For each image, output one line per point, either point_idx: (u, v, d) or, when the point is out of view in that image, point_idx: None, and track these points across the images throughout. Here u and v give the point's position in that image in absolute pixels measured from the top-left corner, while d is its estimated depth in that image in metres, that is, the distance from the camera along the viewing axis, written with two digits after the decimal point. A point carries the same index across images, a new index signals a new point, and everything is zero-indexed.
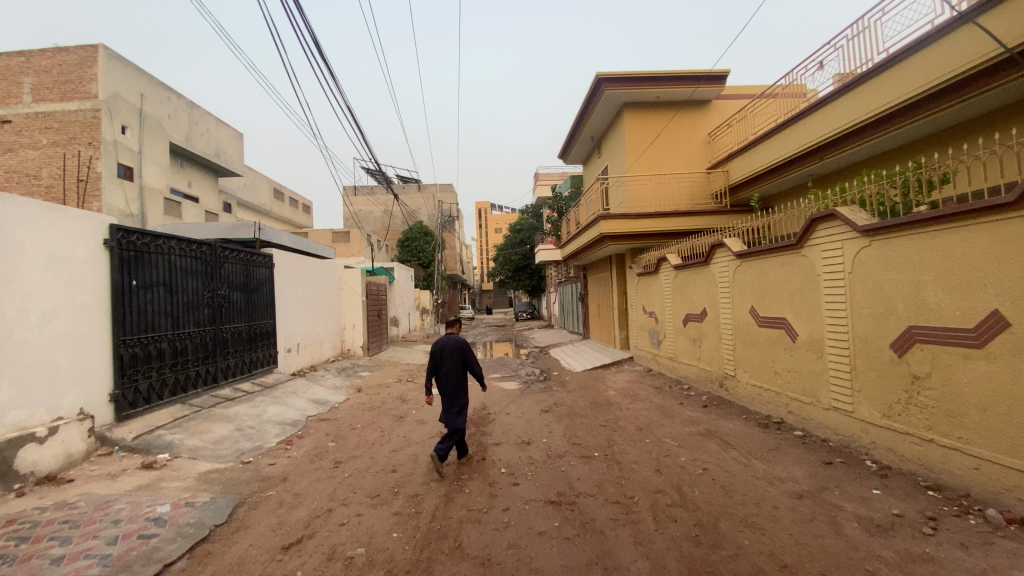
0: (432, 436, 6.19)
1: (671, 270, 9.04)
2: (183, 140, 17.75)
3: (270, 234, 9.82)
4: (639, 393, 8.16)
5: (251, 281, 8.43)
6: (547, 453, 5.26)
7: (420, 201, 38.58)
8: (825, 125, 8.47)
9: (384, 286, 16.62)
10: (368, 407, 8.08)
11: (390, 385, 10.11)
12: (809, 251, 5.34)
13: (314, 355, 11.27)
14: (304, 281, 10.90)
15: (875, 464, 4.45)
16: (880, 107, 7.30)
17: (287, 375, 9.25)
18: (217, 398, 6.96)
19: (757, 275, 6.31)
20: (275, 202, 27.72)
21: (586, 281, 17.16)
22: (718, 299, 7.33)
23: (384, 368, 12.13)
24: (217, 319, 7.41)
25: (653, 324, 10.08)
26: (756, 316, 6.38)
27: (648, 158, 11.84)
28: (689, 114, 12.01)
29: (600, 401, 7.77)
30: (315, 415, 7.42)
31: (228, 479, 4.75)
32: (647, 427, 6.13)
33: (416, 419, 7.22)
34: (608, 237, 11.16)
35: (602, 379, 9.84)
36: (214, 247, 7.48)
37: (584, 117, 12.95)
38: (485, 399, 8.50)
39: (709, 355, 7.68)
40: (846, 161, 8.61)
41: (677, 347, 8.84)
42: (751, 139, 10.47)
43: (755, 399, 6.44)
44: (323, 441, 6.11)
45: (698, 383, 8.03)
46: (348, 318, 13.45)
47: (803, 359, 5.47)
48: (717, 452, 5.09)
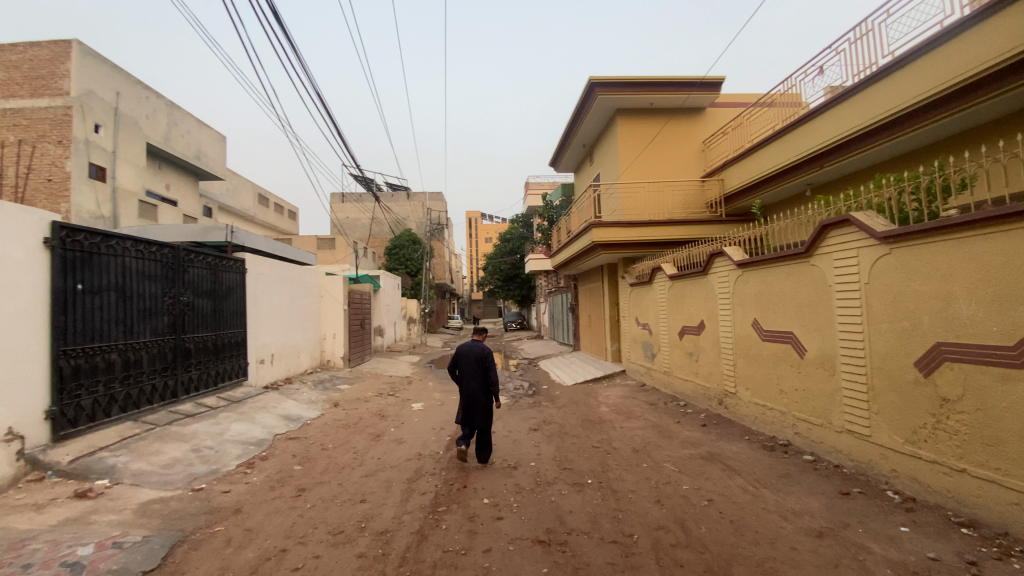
0: (408, 458, 5.66)
1: (666, 280, 8.63)
2: (161, 141, 17.14)
3: (244, 238, 9.26)
4: (633, 410, 7.69)
5: (220, 287, 7.87)
6: (536, 480, 4.76)
7: (409, 209, 38.10)
8: (828, 131, 8.16)
9: (368, 294, 16.07)
10: (343, 424, 7.53)
11: (370, 400, 9.54)
12: (818, 261, 4.94)
13: (290, 367, 10.67)
14: (280, 288, 10.34)
15: (897, 495, 4.01)
16: (888, 112, 6.99)
17: (258, 389, 8.66)
18: (174, 415, 6.37)
19: (760, 286, 5.91)
20: (259, 208, 27.07)
21: (577, 292, 16.75)
22: (716, 311, 6.92)
23: (364, 380, 11.55)
24: (179, 328, 6.84)
25: (647, 337, 9.65)
26: (759, 330, 5.96)
27: (642, 165, 11.48)
28: (684, 122, 11.69)
29: (591, 419, 7.27)
30: (284, 433, 6.84)
31: (172, 511, 4.18)
32: (643, 449, 5.65)
33: (394, 438, 6.67)
34: (601, 246, 10.75)
35: (593, 394, 9.37)
36: (178, 249, 6.93)
37: (576, 124, 12.60)
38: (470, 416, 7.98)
39: (707, 370, 7.25)
40: (848, 168, 8.29)
41: (673, 361, 8.41)
42: (748, 147, 10.14)
43: (758, 419, 6.00)
44: (288, 464, 5.55)
45: (695, 400, 7.59)
46: (329, 327, 12.87)
47: (813, 377, 5.05)
48: (721, 480, 4.63)
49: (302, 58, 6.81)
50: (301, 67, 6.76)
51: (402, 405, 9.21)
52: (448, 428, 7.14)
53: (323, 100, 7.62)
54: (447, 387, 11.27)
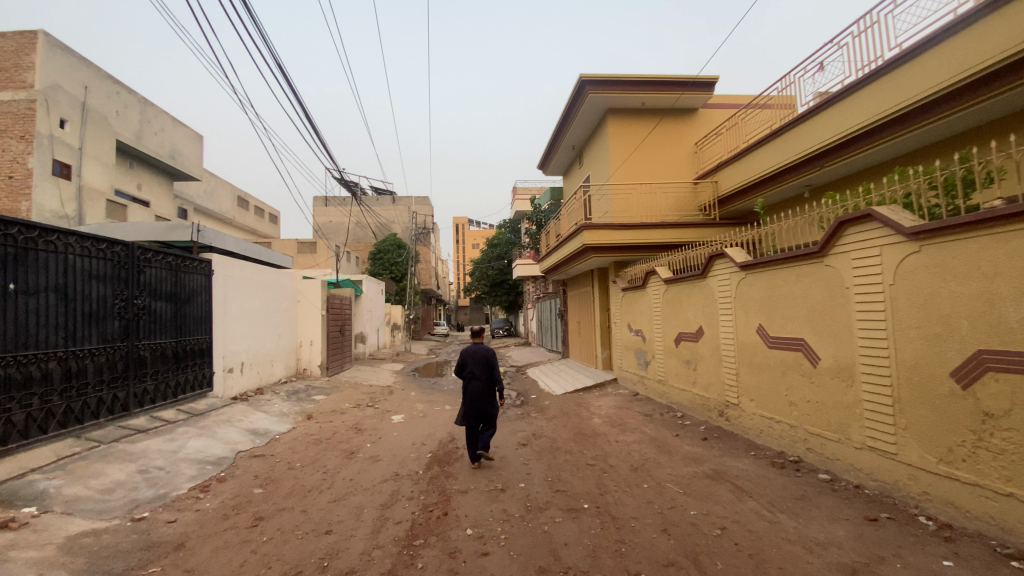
0: (384, 479, 5.09)
1: (661, 284, 8.21)
2: (133, 139, 16.36)
3: (213, 238, 8.66)
4: (628, 422, 7.20)
5: (183, 289, 7.25)
6: (526, 505, 4.23)
7: (395, 213, 37.46)
8: (826, 130, 7.83)
9: (349, 299, 15.43)
10: (315, 439, 6.92)
11: (346, 411, 8.93)
12: (834, 260, 4.53)
13: (262, 376, 10.01)
14: (252, 292, 9.72)
15: (932, 522, 3.57)
16: (891, 108, 6.63)
17: (224, 400, 8.01)
18: (124, 430, 5.71)
19: (766, 289, 5.49)
20: (238, 211, 26.22)
21: (565, 298, 16.34)
22: (716, 315, 6.48)
23: (342, 390, 10.91)
24: (132, 333, 6.21)
25: (640, 344, 9.21)
26: (764, 337, 5.54)
27: (633, 167, 11.06)
28: (676, 122, 11.32)
29: (584, 432, 6.77)
30: (248, 450, 6.22)
31: (103, 547, 3.56)
32: (642, 467, 5.16)
33: (370, 455, 6.10)
34: (592, 249, 10.25)
35: (585, 405, 8.88)
36: (132, 247, 6.32)
37: (566, 124, 12.15)
38: (453, 430, 7.43)
39: (706, 380, 6.79)
40: (847, 169, 7.96)
41: (668, 369, 7.96)
42: (743, 148, 9.79)
43: (764, 432, 5.56)
44: (247, 488, 4.95)
45: (693, 411, 7.14)
46: (305, 334, 12.22)
47: (829, 388, 4.61)
48: (731, 503, 4.15)
49: (259, 29, 6.11)
50: (263, 48, 6.17)
51: (381, 417, 8.62)
52: (430, 443, 6.58)
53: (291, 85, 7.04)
54: (430, 397, 10.69)
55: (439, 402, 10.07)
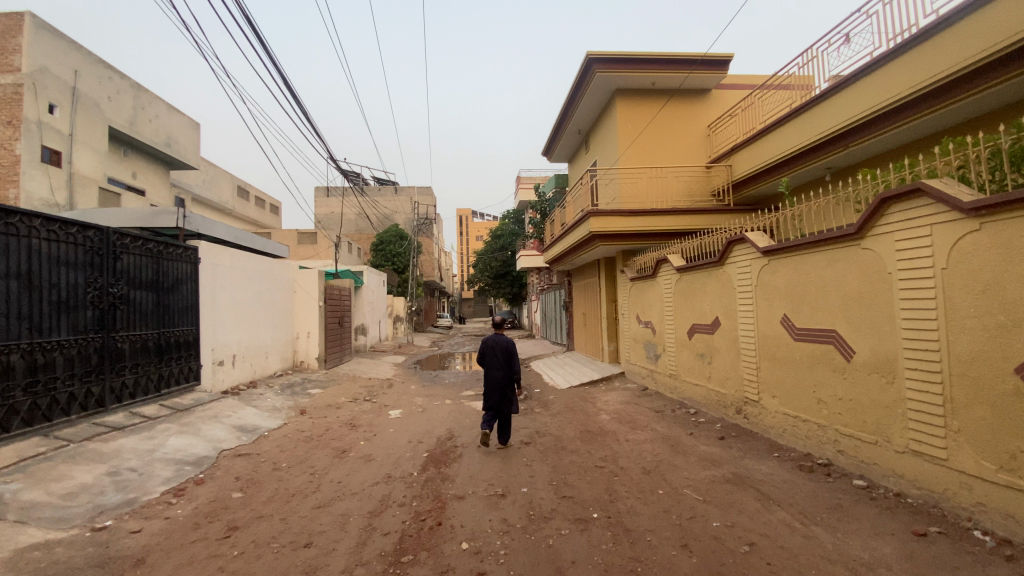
0: (375, 482, 4.69)
1: (673, 272, 7.73)
2: (126, 125, 15.93)
3: (201, 224, 8.30)
4: (638, 419, 6.77)
5: (165, 277, 6.86)
6: (529, 514, 3.82)
7: (397, 204, 37.00)
8: (850, 108, 7.28)
9: (348, 290, 15.03)
10: (306, 436, 6.53)
11: (342, 406, 8.54)
12: (873, 243, 4.06)
13: (256, 369, 9.63)
14: (245, 281, 9.33)
15: (988, 537, 3.12)
16: (927, 79, 6.07)
17: (214, 395, 7.64)
18: (98, 428, 5.33)
19: (791, 277, 5.03)
20: (238, 201, 25.84)
21: (570, 289, 15.90)
22: (734, 305, 6.02)
23: (339, 384, 10.54)
24: (108, 324, 5.82)
25: (649, 336, 8.76)
26: (788, 329, 5.09)
27: (643, 150, 10.53)
28: (687, 104, 10.78)
29: (591, 430, 6.34)
30: (232, 449, 5.83)
31: (53, 562, 3.17)
32: (655, 470, 4.73)
33: (362, 454, 5.70)
34: (600, 237, 9.76)
35: (591, 400, 8.47)
36: (108, 232, 5.91)
37: (572, 106, 11.63)
38: (452, 426, 7.03)
39: (723, 374, 6.34)
40: (874, 149, 7.41)
41: (680, 363, 7.52)
42: (760, 129, 9.24)
43: (787, 431, 5.13)
44: (226, 492, 4.56)
45: (708, 407, 6.69)
46: (302, 325, 11.84)
47: (865, 385, 4.15)
48: (758, 512, 3.73)
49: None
50: (239, 13, 5.68)
51: (378, 412, 8.24)
52: (427, 441, 6.18)
53: (273, 57, 6.54)
54: (430, 391, 10.29)
55: (439, 396, 9.68)
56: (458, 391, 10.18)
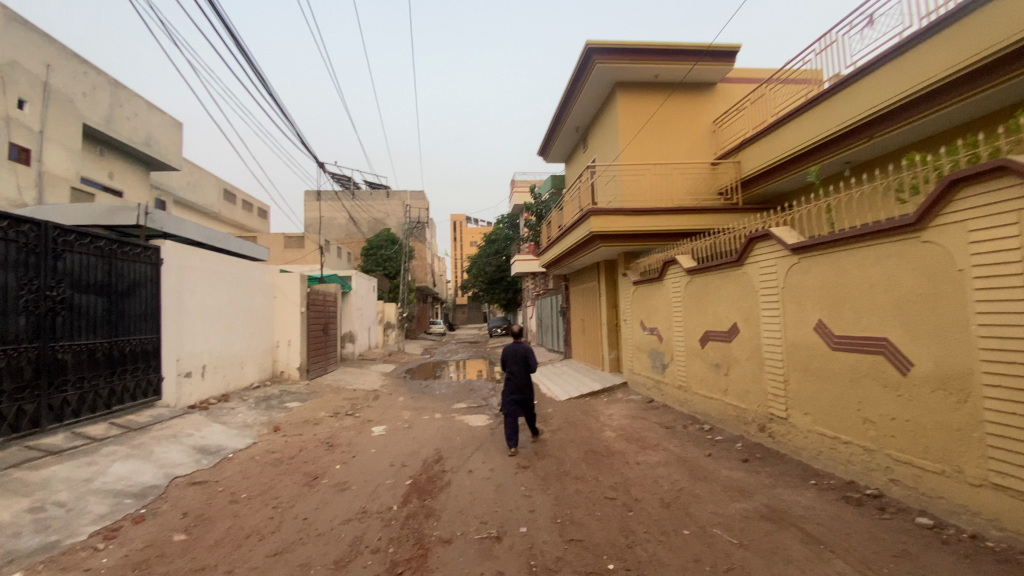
0: (348, 519, 3.97)
1: (683, 275, 7.07)
2: (101, 123, 15.10)
3: (168, 224, 7.60)
4: (647, 437, 6.09)
5: (120, 279, 6.15)
6: (531, 564, 3.12)
7: (389, 208, 36.28)
8: (876, 95, 6.57)
9: (334, 296, 14.28)
10: (276, 459, 5.79)
11: (320, 422, 7.80)
12: (938, 234, 3.43)
13: (229, 381, 8.86)
14: (218, 284, 8.59)
15: None
16: (962, 62, 5.44)
17: (177, 411, 6.87)
18: (28, 453, 4.57)
19: (829, 277, 4.39)
20: (224, 204, 25.01)
21: (567, 294, 15.26)
22: (757, 309, 5.36)
23: (321, 396, 9.79)
24: (46, 332, 5.08)
25: (655, 344, 8.10)
26: (824, 337, 4.44)
27: (645, 146, 9.89)
28: (692, 98, 10.16)
29: (597, 450, 5.66)
30: (187, 476, 5.08)
31: None
32: (676, 503, 4.04)
33: (336, 481, 4.98)
34: (601, 238, 9.03)
35: (593, 413, 7.80)
36: (46, 227, 5.18)
37: (571, 101, 11.00)
38: (441, 445, 6.31)
39: (743, 387, 5.68)
40: (901, 140, 6.68)
41: (691, 374, 6.87)
42: (772, 122, 8.61)
43: (823, 454, 4.49)
44: (168, 533, 3.82)
45: (725, 424, 6.02)
46: (283, 333, 11.08)
47: (928, 404, 3.51)
48: (811, 562, 3.04)
49: None
50: None
51: (361, 428, 7.51)
52: (411, 464, 5.46)
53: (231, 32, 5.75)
54: (419, 404, 9.56)
55: (428, 410, 8.95)
56: (449, 404, 9.44)
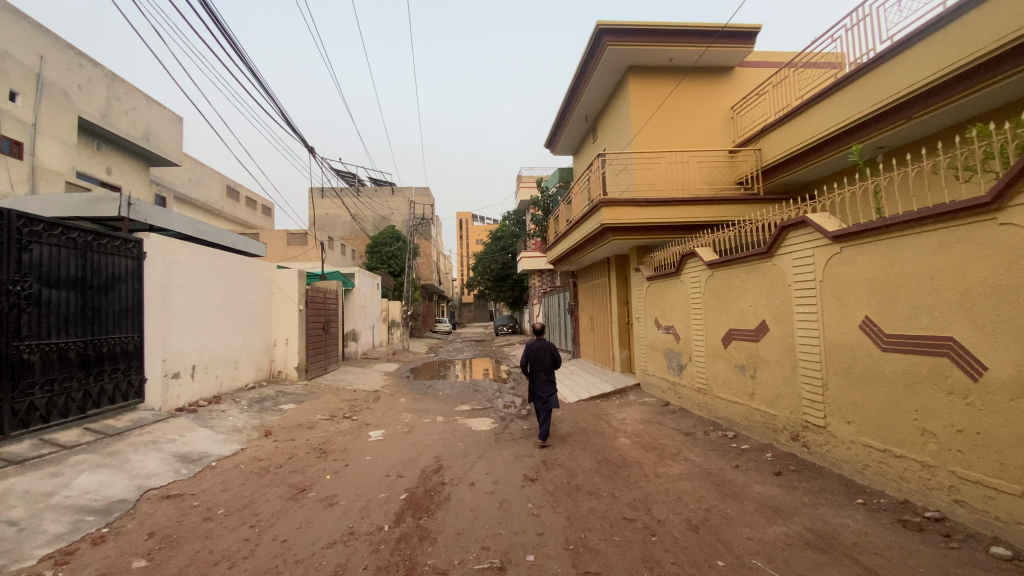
0: (332, 542, 3.50)
1: (703, 268, 6.54)
2: (98, 117, 14.74)
3: (149, 215, 7.13)
4: (666, 445, 5.58)
5: (96, 274, 5.74)
6: None
7: (394, 204, 36.07)
8: (917, 71, 5.93)
9: (335, 293, 13.86)
10: (262, 467, 5.34)
11: (316, 425, 7.35)
12: (1020, 215, 2.90)
13: (221, 381, 8.45)
14: (210, 280, 8.18)
15: None
16: (1015, 30, 4.86)
17: (160, 414, 6.44)
18: None
19: (879, 268, 3.85)
20: (227, 201, 24.70)
21: (576, 291, 14.76)
22: (790, 304, 4.84)
23: (318, 397, 9.35)
24: (8, 330, 4.65)
25: (671, 343, 7.58)
26: (872, 336, 3.92)
27: (659, 133, 9.34)
28: (708, 83, 9.59)
29: (611, 460, 5.16)
30: (162, 488, 4.64)
31: None
32: (704, 525, 3.54)
33: (324, 495, 4.51)
34: (612, 230, 8.47)
35: (605, 417, 7.32)
36: (9, 216, 4.75)
37: (580, 87, 10.48)
38: (442, 453, 5.84)
39: (773, 392, 5.16)
40: (944, 121, 6.05)
41: (712, 376, 6.35)
42: (796, 105, 8.02)
43: (871, 468, 3.98)
44: (128, 557, 3.37)
45: (751, 431, 5.51)
46: (280, 331, 10.67)
47: (1006, 415, 2.99)
48: None
49: None
50: None
51: (357, 432, 7.05)
52: (408, 475, 4.98)
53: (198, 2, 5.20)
54: (421, 405, 9.09)
55: (430, 412, 8.47)
56: (452, 406, 8.97)
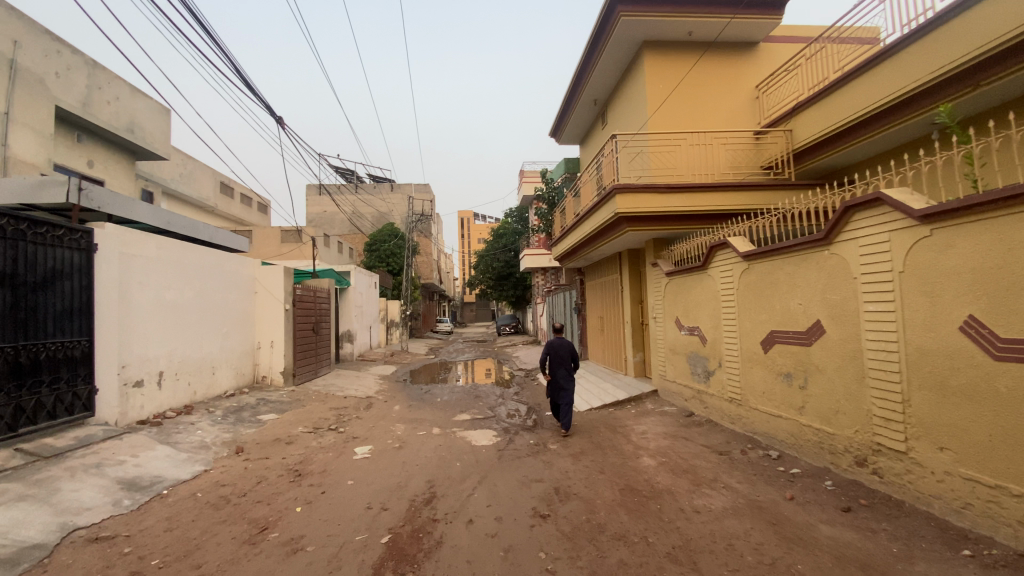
0: None
1: (737, 261, 5.69)
2: (78, 107, 13.94)
3: (105, 204, 6.31)
4: (699, 469, 4.73)
5: (29, 268, 4.96)
6: None
7: (394, 201, 35.25)
8: (989, 27, 4.99)
9: (328, 291, 13.04)
10: (221, 497, 4.50)
11: (297, 439, 6.53)
12: None
13: (196, 389, 7.65)
14: (180, 277, 7.36)
15: None
16: None
17: (114, 429, 5.66)
18: None
19: (988, 256, 3.01)
20: (220, 198, 23.96)
21: (583, 289, 13.92)
22: (856, 300, 3.99)
23: (305, 406, 8.54)
24: None
25: (696, 346, 6.73)
26: (978, 341, 3.08)
27: (677, 114, 8.48)
28: (731, 60, 8.72)
29: (637, 488, 4.32)
30: (92, 529, 3.81)
31: None
32: None
33: (287, 537, 3.67)
34: (627, 220, 7.60)
35: (622, 430, 6.47)
36: None
37: (590, 66, 9.61)
38: (436, 475, 5.00)
39: (829, 406, 4.31)
40: (1021, 87, 5.10)
41: (748, 385, 5.50)
42: (834, 79, 7.12)
43: (974, 509, 3.14)
44: None
45: (801, 452, 4.66)
46: (265, 333, 9.85)
47: None
48: None
49: None
50: None
51: (341, 448, 6.20)
52: (393, 508, 4.14)
53: None
54: (416, 414, 8.26)
55: (425, 423, 7.61)
56: (450, 415, 8.12)
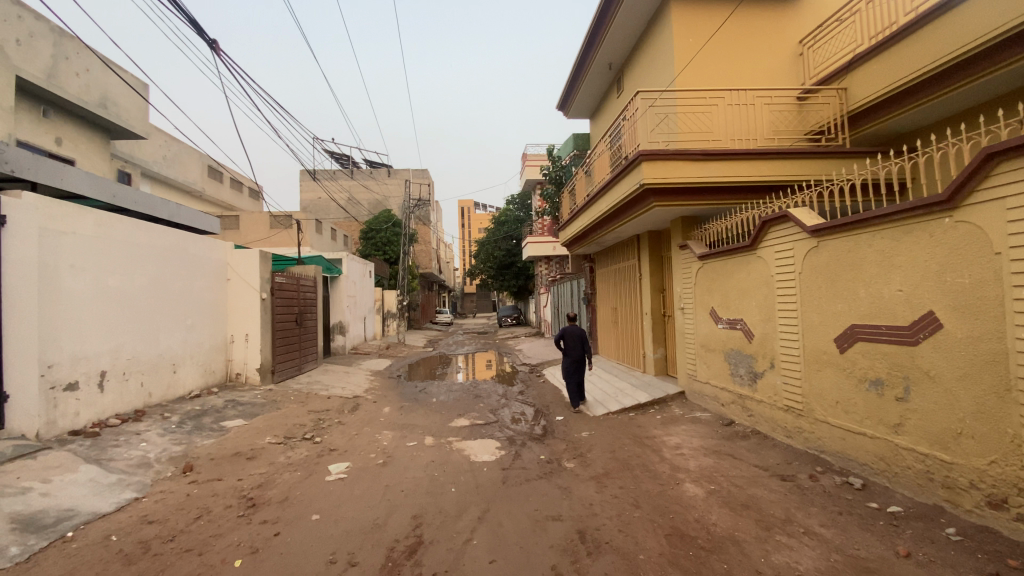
0: None
1: (801, 237, 4.58)
2: (45, 79, 12.83)
3: (22, 167, 5.22)
4: (765, 504, 3.65)
5: None
6: None
7: (390, 187, 34.14)
8: None
9: (315, 279, 11.97)
10: (140, 542, 3.42)
11: (262, 453, 5.46)
12: None
13: (150, 391, 6.59)
14: (129, 258, 6.27)
15: None
16: None
17: (30, 444, 4.58)
18: None
19: None
20: (208, 182, 22.81)
21: (592, 278, 12.87)
22: (999, 283, 2.89)
23: (279, 409, 7.47)
24: None
25: (738, 342, 5.65)
26: None
27: (709, 71, 7.33)
28: (771, 10, 7.55)
29: (688, 535, 3.24)
30: None
31: None
32: None
33: None
34: (653, 193, 6.48)
35: (651, 443, 5.41)
36: None
37: (607, 20, 8.43)
38: (425, 508, 3.92)
39: (948, 428, 3.21)
40: None
41: (815, 394, 4.42)
42: (902, 22, 5.94)
43: None
44: None
45: (896, 483, 3.59)
46: (238, 325, 8.78)
47: None
48: None
49: None
50: None
51: (312, 466, 5.13)
52: (364, 563, 3.06)
53: None
54: (408, 419, 7.21)
55: (417, 430, 6.55)
56: (446, 421, 7.06)
